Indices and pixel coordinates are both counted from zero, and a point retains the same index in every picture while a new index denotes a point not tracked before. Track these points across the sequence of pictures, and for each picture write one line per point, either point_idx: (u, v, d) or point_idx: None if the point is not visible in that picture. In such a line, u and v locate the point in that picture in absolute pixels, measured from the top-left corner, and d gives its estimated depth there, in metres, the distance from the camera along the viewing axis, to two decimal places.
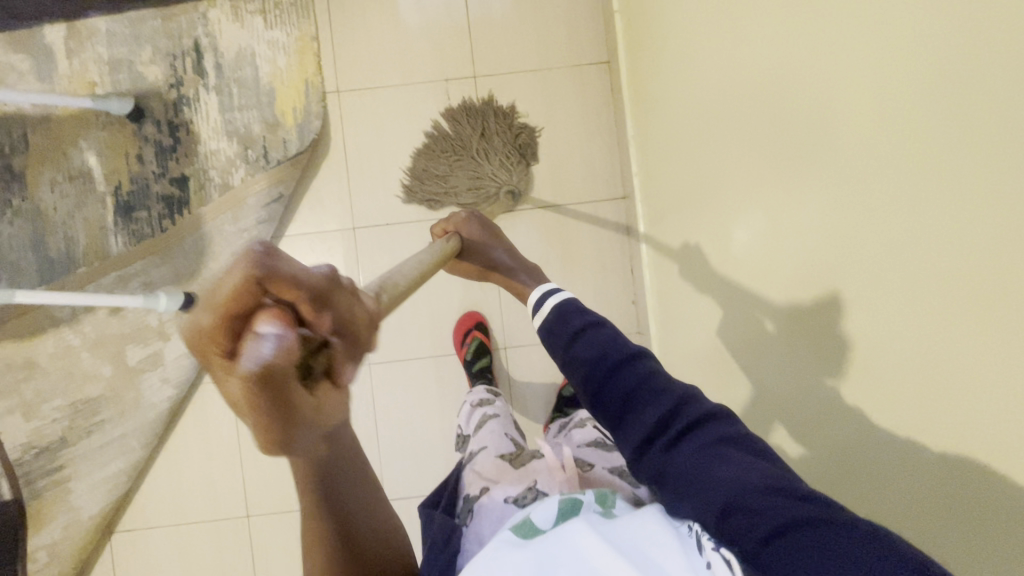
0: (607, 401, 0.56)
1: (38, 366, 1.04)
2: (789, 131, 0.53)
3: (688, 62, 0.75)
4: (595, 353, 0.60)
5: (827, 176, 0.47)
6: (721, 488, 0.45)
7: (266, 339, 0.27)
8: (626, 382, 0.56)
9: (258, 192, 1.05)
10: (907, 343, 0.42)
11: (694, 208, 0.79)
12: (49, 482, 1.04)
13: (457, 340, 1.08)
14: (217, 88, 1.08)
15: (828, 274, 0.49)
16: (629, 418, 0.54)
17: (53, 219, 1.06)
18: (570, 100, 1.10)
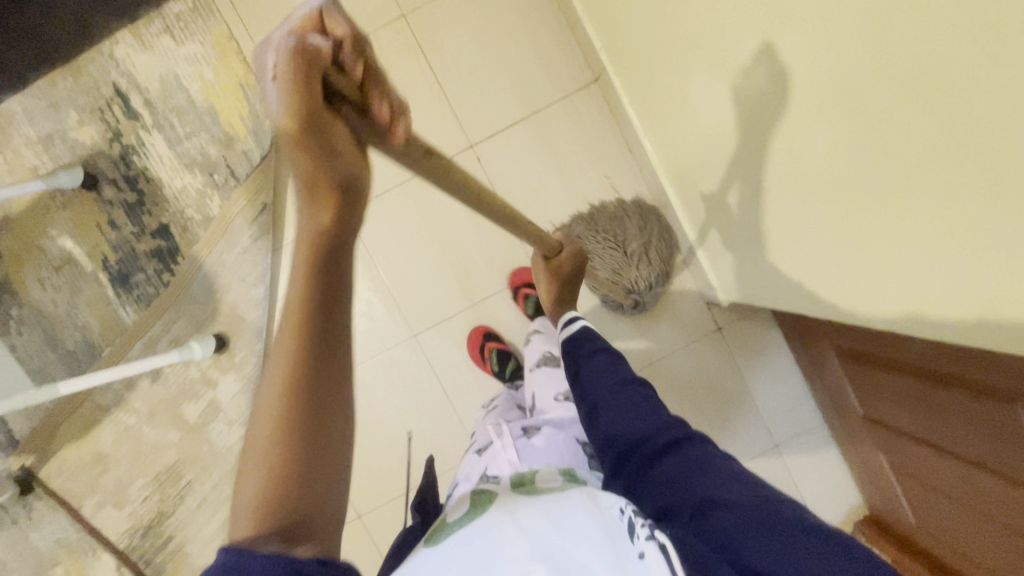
0: (596, 407, 0.57)
1: (107, 456, 1.06)
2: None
3: None
4: (601, 374, 0.60)
5: (816, 28, 0.48)
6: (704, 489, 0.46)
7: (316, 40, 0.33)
8: (626, 399, 0.56)
9: (240, 212, 1.02)
10: (942, 196, 0.45)
11: (666, 53, 0.77)
12: (167, 552, 1.07)
13: (478, 357, 1.06)
14: (157, 125, 1.03)
15: (817, 108, 0.53)
16: (621, 429, 0.54)
17: (58, 314, 1.04)
18: (506, 3, 1.04)
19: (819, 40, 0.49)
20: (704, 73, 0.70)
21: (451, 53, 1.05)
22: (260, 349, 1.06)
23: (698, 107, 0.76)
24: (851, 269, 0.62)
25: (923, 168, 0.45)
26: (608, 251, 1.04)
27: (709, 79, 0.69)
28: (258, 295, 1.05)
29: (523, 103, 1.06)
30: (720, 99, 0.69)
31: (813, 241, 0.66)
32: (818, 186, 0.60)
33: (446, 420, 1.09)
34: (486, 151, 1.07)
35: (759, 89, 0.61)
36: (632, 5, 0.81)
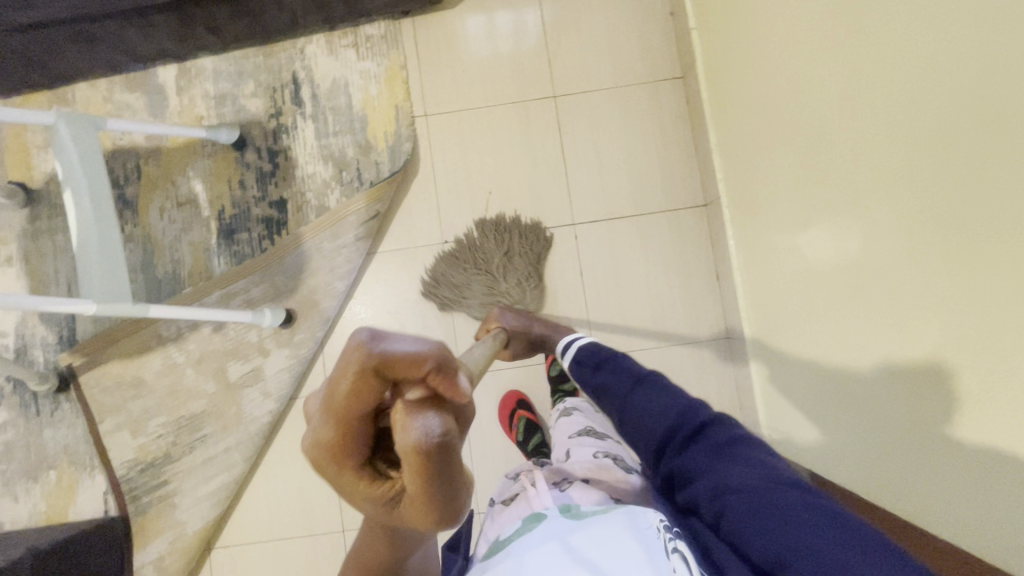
0: (630, 409, 0.65)
1: (145, 384, 1.11)
2: (903, 222, 0.60)
3: (777, 95, 0.82)
4: (616, 383, 0.69)
5: (919, 268, 0.58)
6: (715, 475, 0.54)
7: (418, 426, 0.30)
8: (643, 400, 0.64)
9: (356, 211, 1.10)
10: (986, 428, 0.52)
11: (795, 212, 0.82)
12: (156, 496, 1.08)
13: (506, 423, 1.09)
14: (314, 116, 1.15)
15: (896, 326, 0.63)
16: (645, 427, 0.62)
17: (162, 243, 1.13)
18: (646, 114, 1.15)
19: (918, 272, 0.58)
20: (847, 257, 0.70)
21: (585, 141, 1.15)
22: (319, 336, 1.09)
23: (823, 278, 0.76)
24: (901, 421, 0.65)
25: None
26: (479, 277, 1.09)
27: (846, 257, 0.71)
28: (337, 288, 1.10)
29: (631, 204, 1.14)
30: (859, 278, 0.69)
31: (886, 400, 0.67)
32: (969, 369, 0.54)
33: None
34: (584, 233, 1.14)
35: (904, 289, 0.61)
36: (783, 168, 0.83)
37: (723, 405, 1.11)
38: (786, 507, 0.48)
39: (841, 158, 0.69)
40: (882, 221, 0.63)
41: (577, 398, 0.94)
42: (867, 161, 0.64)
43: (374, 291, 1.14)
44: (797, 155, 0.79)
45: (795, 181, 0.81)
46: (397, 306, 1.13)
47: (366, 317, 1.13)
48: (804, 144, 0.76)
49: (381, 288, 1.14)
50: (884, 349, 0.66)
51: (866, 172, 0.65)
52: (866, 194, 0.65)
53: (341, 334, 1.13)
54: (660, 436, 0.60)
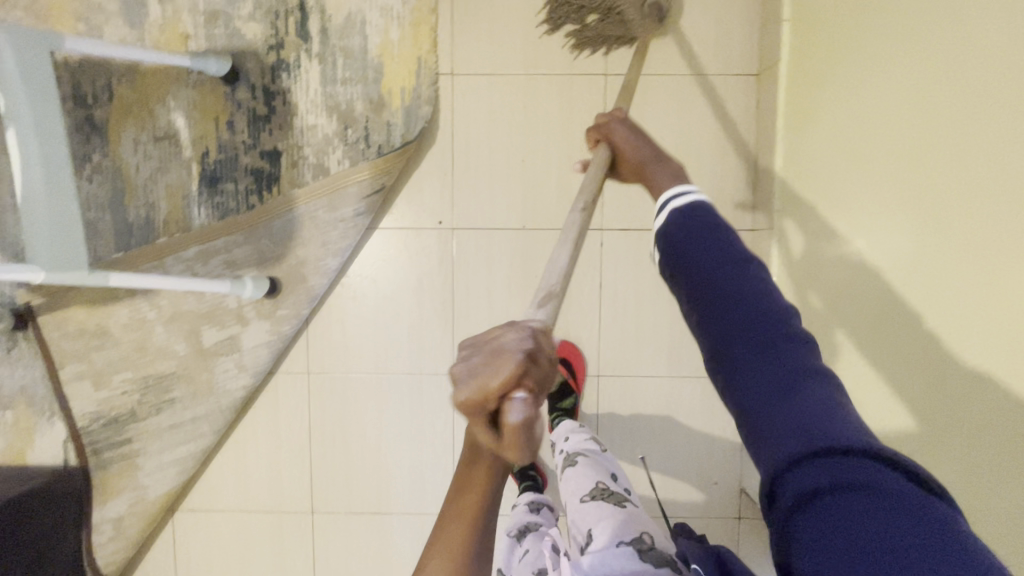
0: (706, 307, 0.46)
1: (110, 335, 1.01)
2: (987, 254, 0.53)
3: (884, 97, 0.67)
4: (707, 261, 0.48)
5: (999, 324, 0.53)
6: (790, 438, 0.38)
7: (520, 409, 0.34)
8: (718, 293, 0.46)
9: (358, 181, 0.96)
10: None
11: (868, 275, 0.72)
12: (117, 454, 1.02)
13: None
14: (320, 56, 0.97)
15: (953, 374, 0.58)
16: (714, 323, 0.45)
17: (134, 181, 0.99)
18: (706, 114, 0.99)
19: (997, 335, 0.53)
20: (933, 253, 0.60)
21: None
22: (304, 314, 0.99)
23: (897, 269, 0.66)
24: None
25: None
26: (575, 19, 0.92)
27: (904, 273, 0.65)
28: (330, 264, 0.98)
29: None
30: (950, 280, 0.58)
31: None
32: None
33: (442, 466, 1.05)
34: (611, 241, 1.01)
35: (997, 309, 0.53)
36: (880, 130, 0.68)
37: (725, 444, 1.05)
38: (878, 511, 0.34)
39: (936, 165, 0.59)
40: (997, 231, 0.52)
41: (581, 433, 0.89)
42: (972, 172, 0.54)
43: (371, 271, 1.02)
44: (883, 142, 0.67)
45: (869, 173, 0.70)
46: (393, 291, 1.02)
47: (358, 297, 1.03)
48: (899, 99, 0.64)
49: (378, 268, 1.02)
50: (939, 389, 0.60)
51: (962, 199, 0.56)
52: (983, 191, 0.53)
53: (329, 312, 1.03)
54: (724, 335, 0.44)
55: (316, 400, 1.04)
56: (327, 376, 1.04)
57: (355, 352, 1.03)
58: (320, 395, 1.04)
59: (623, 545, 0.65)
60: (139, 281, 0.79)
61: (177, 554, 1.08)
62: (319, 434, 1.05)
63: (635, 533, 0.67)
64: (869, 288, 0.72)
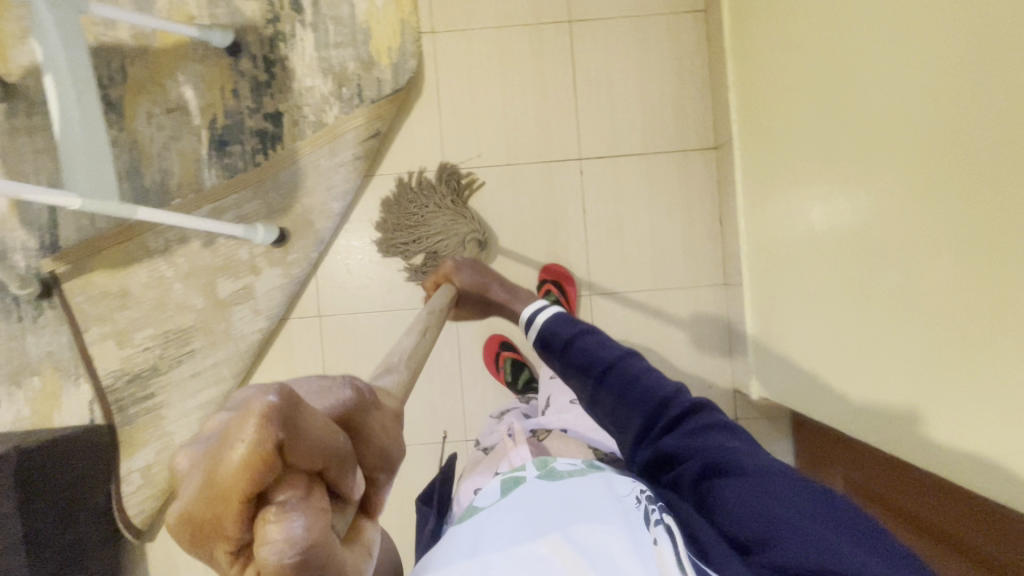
0: (609, 392, 0.62)
1: (131, 295, 1.08)
2: (891, 183, 0.63)
3: (795, 59, 0.81)
4: (586, 360, 0.64)
5: (905, 240, 0.62)
6: (701, 454, 0.54)
7: (280, 527, 0.23)
8: (619, 381, 0.61)
9: (354, 128, 1.06)
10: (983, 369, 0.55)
11: (798, 157, 0.83)
12: (142, 407, 1.07)
13: (493, 365, 1.08)
14: (313, 25, 1.08)
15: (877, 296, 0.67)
16: (626, 401, 0.60)
17: (149, 150, 1.08)
18: (664, 49, 1.10)
19: (905, 251, 0.63)
20: (854, 214, 0.70)
21: (599, 73, 1.10)
22: (313, 257, 1.07)
23: (827, 233, 0.76)
24: (901, 361, 0.66)
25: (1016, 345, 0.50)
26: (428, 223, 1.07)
27: (831, 220, 0.75)
28: (333, 208, 1.06)
29: (642, 143, 1.10)
30: (861, 268, 0.70)
31: (894, 338, 0.66)
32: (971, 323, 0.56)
33: (451, 396, 1.11)
34: (590, 169, 1.11)
35: (897, 232, 0.63)
36: (797, 121, 0.82)
37: (715, 350, 1.12)
38: (779, 488, 0.49)
39: (842, 120, 0.71)
40: (890, 219, 0.64)
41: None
42: (870, 118, 0.66)
43: (372, 216, 1.11)
44: (803, 104, 0.80)
45: (795, 128, 0.82)
46: (394, 232, 1.11)
47: (361, 241, 1.11)
48: (808, 61, 0.78)
49: (379, 213, 1.11)
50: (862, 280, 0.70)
51: (867, 137, 0.67)
52: (875, 183, 0.66)
53: (335, 258, 1.11)
54: (634, 409, 0.60)
55: (328, 342, 1.11)
56: (337, 318, 1.10)
57: (362, 293, 1.10)
58: (332, 336, 1.11)
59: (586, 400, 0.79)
60: (167, 215, 0.86)
61: None
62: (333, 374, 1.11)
63: None
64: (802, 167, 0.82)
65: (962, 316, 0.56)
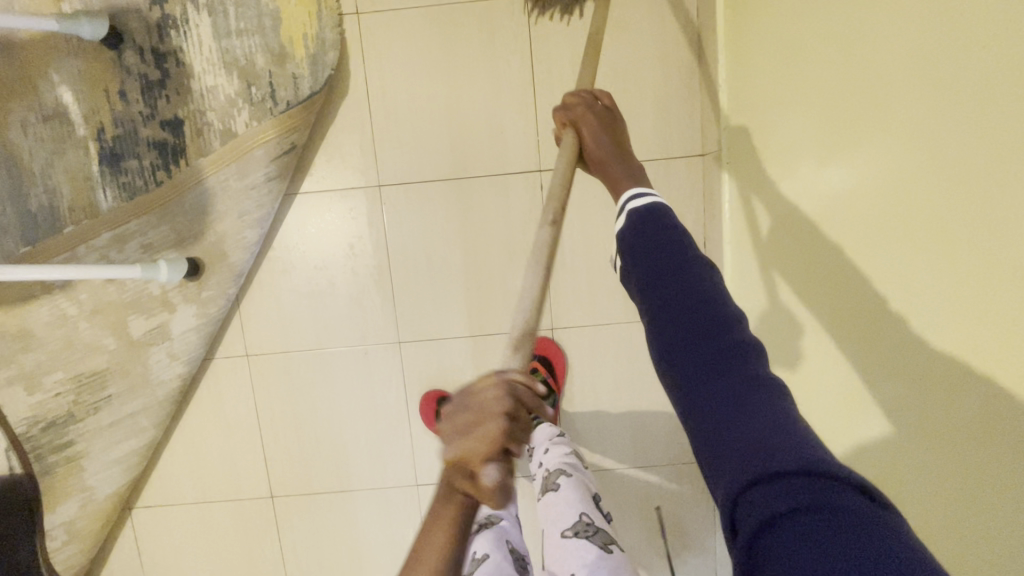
0: (656, 311, 0.42)
1: (32, 336, 0.93)
2: (973, 213, 0.42)
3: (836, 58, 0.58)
4: (654, 264, 0.44)
5: (983, 319, 0.43)
6: (740, 433, 0.34)
7: (494, 473, 0.34)
8: (669, 293, 0.42)
9: (264, 143, 0.88)
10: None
11: (815, 204, 0.64)
12: (61, 458, 0.96)
13: (435, 421, 0.96)
14: (209, 6, 0.87)
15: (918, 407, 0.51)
16: (670, 338, 0.40)
17: (31, 168, 0.91)
18: (643, 29, 0.89)
19: (981, 337, 0.43)
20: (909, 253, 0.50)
21: (564, 62, 0.90)
22: (231, 293, 0.94)
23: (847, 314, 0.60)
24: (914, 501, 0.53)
25: None
26: None
27: (874, 236, 0.55)
28: (249, 237, 0.92)
29: None
30: (901, 251, 0.51)
31: (926, 443, 0.51)
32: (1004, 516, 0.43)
33: (400, 439, 1.00)
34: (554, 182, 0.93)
35: (973, 302, 0.44)
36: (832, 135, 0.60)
37: None
38: (830, 544, 0.28)
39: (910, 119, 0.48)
40: (960, 200, 0.44)
41: (563, 446, 0.83)
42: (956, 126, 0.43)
43: (299, 241, 0.95)
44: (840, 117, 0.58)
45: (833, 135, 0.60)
46: (327, 259, 0.96)
47: (289, 270, 0.96)
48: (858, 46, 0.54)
49: (307, 239, 0.95)
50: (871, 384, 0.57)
51: (946, 148, 0.45)
52: (950, 141, 0.44)
53: (260, 288, 0.97)
54: (677, 357, 0.39)
55: (261, 383, 0.99)
56: (267, 356, 0.98)
57: (294, 328, 0.97)
58: (265, 377, 0.99)
59: (570, 536, 0.66)
60: (10, 274, 0.75)
61: (141, 544, 1.07)
62: (269, 418, 1.00)
63: (577, 518, 0.69)
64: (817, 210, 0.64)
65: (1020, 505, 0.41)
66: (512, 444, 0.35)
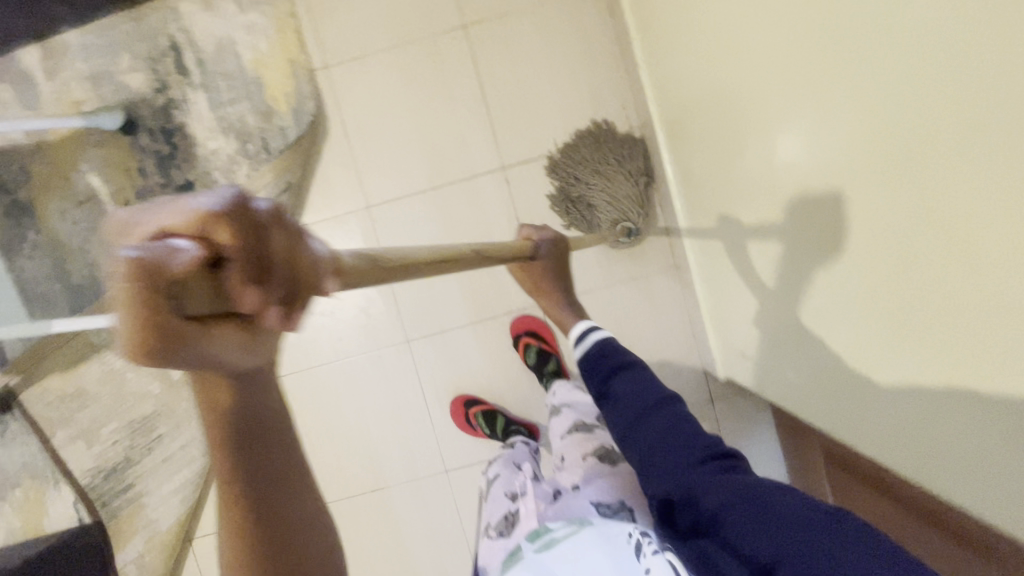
0: (635, 446, 0.57)
1: (87, 394, 1.07)
2: (851, 130, 0.45)
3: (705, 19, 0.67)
4: (617, 389, 0.61)
5: (878, 223, 0.46)
6: (712, 499, 0.48)
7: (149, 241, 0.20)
8: (638, 426, 0.57)
9: (265, 185, 1.02)
10: (934, 425, 0.48)
11: (711, 145, 0.76)
12: (123, 501, 1.09)
13: (466, 425, 1.06)
14: (203, 84, 1.04)
15: (847, 314, 0.55)
16: (642, 438, 0.57)
17: (73, 248, 1.04)
18: (567, 34, 1.04)
19: (880, 243, 0.47)
20: (808, 177, 0.54)
21: (505, 72, 1.05)
22: None
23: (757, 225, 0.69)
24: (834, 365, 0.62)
25: (974, 413, 0.42)
26: (601, 172, 1.01)
27: (781, 173, 0.59)
28: None
29: (563, 137, 1.06)
30: (808, 181, 0.54)
31: (835, 321, 0.58)
32: (903, 368, 0.49)
33: (424, 431, 1.09)
34: (516, 177, 1.06)
35: (864, 209, 0.47)
36: (722, 90, 0.67)
37: (676, 334, 1.09)
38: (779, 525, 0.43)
39: (781, 55, 0.52)
40: (843, 122, 0.46)
41: (563, 386, 0.89)
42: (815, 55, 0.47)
43: None
44: (729, 69, 0.64)
45: (724, 91, 0.67)
46: None
47: None
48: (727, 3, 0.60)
49: None
50: (782, 273, 0.68)
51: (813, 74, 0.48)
52: (823, 89, 0.47)
53: None
54: (651, 451, 0.55)
55: (290, 401, 1.10)
56: (292, 376, 1.10)
57: (312, 346, 1.09)
58: (293, 396, 1.10)
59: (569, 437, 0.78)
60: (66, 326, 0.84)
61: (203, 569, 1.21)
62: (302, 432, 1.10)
63: (574, 423, 0.80)
64: (715, 147, 0.75)
65: (930, 367, 0.46)
66: (223, 247, 0.22)
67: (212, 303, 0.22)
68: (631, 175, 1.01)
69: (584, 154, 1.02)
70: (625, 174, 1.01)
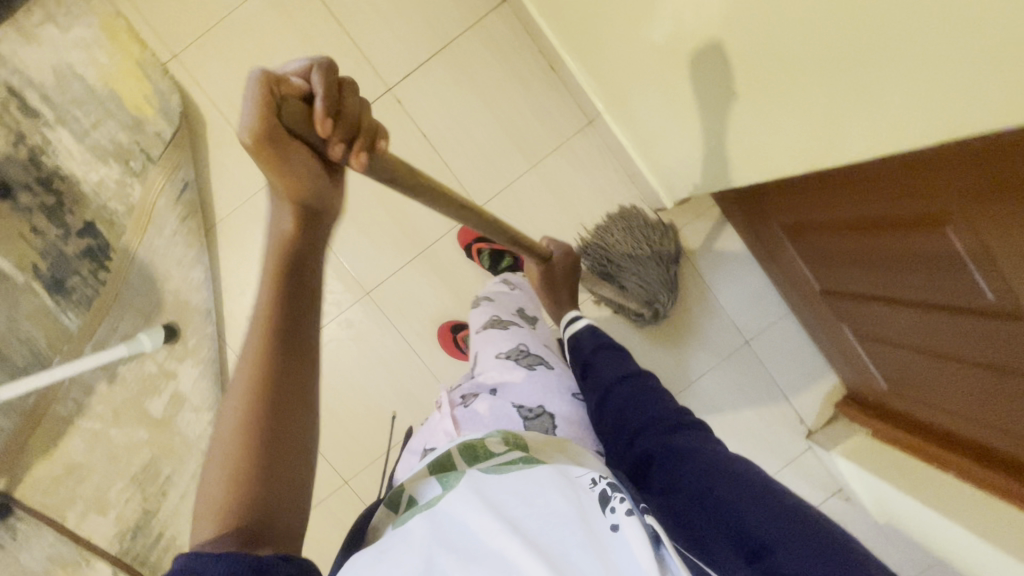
0: (615, 410, 0.59)
1: (79, 466, 1.03)
2: None
3: None
4: (609, 368, 0.65)
5: None
6: (697, 458, 0.49)
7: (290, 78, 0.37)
8: (627, 393, 0.60)
9: (162, 189, 1.02)
10: (897, 110, 0.46)
11: None
12: (160, 551, 1.06)
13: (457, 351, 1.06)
14: (59, 119, 0.98)
15: (796, 45, 0.52)
16: (629, 406, 0.58)
17: None
18: None
19: None
20: None
21: None
22: (209, 332, 1.07)
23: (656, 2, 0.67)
24: (774, 104, 0.60)
25: (935, 62, 0.40)
26: (629, 245, 1.02)
27: None
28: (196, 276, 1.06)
29: (434, 37, 1.03)
30: None
31: (771, 57, 0.56)
32: (859, 64, 0.46)
33: (418, 372, 1.08)
34: (405, 94, 1.04)
35: None
36: None
37: (613, 188, 1.06)
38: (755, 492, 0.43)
39: None
40: None
41: (489, 283, 0.91)
42: None
43: (239, 264, 1.07)
44: None
45: None
46: None
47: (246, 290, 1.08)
48: None
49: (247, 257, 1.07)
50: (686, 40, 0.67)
51: None
52: None
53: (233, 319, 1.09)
54: (637, 417, 0.57)
55: None
56: None
57: None
58: None
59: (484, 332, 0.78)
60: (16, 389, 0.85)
61: None
62: None
63: (489, 318, 0.80)
64: None
65: (889, 44, 0.43)
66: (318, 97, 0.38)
67: (304, 115, 0.37)
68: (660, 245, 1.03)
69: (612, 237, 1.03)
70: (654, 246, 1.03)
